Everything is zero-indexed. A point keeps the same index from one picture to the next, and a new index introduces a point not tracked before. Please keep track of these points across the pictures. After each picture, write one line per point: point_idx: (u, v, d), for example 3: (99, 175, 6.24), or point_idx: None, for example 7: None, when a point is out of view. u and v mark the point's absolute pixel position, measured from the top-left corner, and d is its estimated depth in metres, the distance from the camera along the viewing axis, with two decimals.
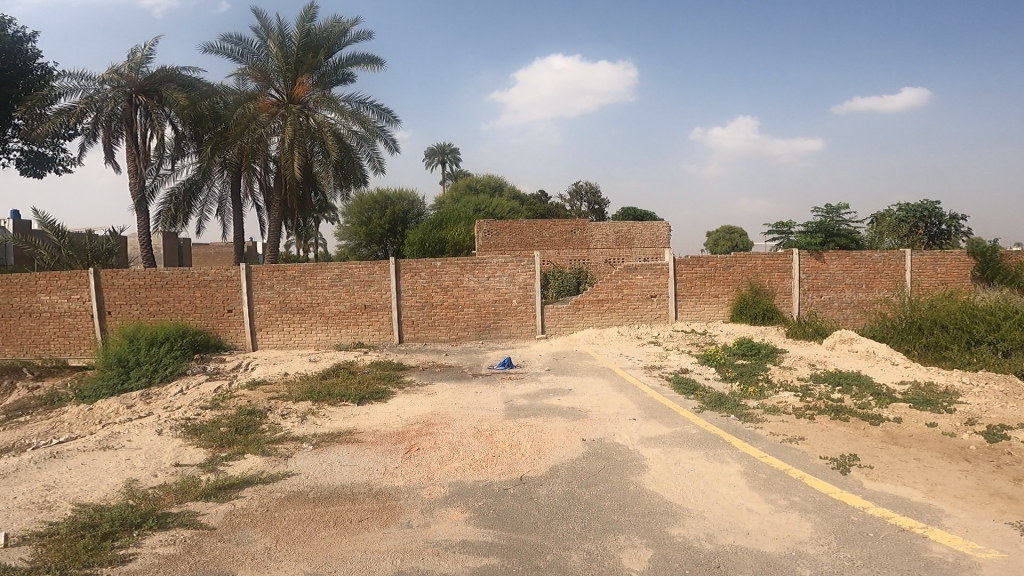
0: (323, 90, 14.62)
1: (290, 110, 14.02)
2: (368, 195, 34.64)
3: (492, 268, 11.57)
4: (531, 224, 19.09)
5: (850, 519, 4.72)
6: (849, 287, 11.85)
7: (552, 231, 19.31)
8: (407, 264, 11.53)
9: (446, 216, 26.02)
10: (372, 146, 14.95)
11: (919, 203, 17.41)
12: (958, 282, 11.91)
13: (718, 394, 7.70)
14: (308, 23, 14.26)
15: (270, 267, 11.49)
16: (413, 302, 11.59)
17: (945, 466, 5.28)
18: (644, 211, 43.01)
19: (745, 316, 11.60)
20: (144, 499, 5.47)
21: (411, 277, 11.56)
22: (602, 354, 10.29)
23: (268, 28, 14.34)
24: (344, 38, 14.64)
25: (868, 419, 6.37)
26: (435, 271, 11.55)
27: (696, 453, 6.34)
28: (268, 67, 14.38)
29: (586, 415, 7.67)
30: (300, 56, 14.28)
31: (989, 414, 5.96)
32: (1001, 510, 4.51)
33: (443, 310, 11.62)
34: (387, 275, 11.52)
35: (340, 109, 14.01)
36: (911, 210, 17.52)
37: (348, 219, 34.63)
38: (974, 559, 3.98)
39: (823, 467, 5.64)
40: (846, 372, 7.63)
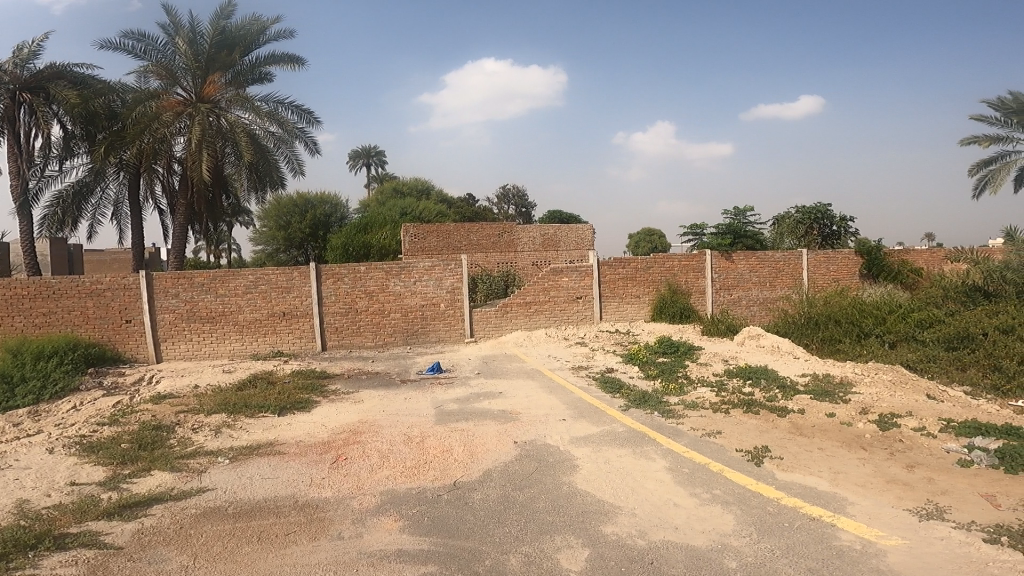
0: (237, 90, 13.59)
1: (198, 110, 12.90)
2: (286, 197, 32.74)
3: (418, 272, 11.40)
4: (458, 227, 18.99)
5: (767, 510, 5.24)
6: (756, 286, 12.76)
7: (478, 234, 19.26)
8: (329, 269, 11.11)
9: (369, 221, 24.95)
10: (291, 148, 14.22)
11: (814, 206, 18.81)
12: (849, 279, 13.22)
13: (642, 391, 8.07)
14: (223, 20, 13.13)
15: (174, 274, 10.69)
16: (336, 308, 11.18)
17: (846, 455, 5.90)
18: (570, 215, 44.25)
19: (665, 315, 12.16)
20: (38, 520, 5.01)
21: (334, 282, 11.13)
22: (532, 356, 10.46)
23: (178, 24, 13.18)
24: (265, 36, 13.61)
25: (776, 410, 6.95)
26: (359, 276, 11.19)
27: (624, 450, 6.70)
28: (175, 64, 13.21)
29: (517, 417, 7.84)
30: (212, 54, 13.16)
31: (880, 403, 6.67)
32: (898, 496, 5.07)
33: (369, 316, 11.30)
34: (308, 281, 11.02)
35: (255, 110, 13.09)
36: (807, 212, 18.90)
37: (264, 223, 32.68)
38: (880, 545, 4.41)
39: (740, 459, 6.19)
40: (755, 367, 8.22)
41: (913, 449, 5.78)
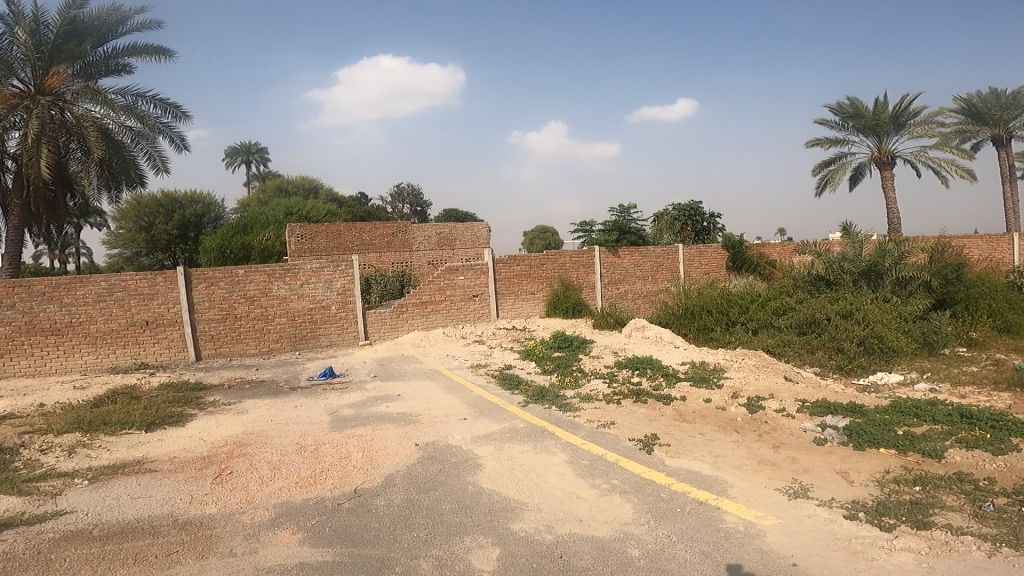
0: (86, 81, 12.02)
1: (37, 102, 11.19)
2: (148, 197, 29.28)
3: (305, 275, 10.94)
4: (350, 227, 18.96)
5: (661, 496, 5.71)
6: (639, 280, 13.62)
7: (372, 234, 19.61)
8: (200, 274, 10.33)
9: (248, 221, 22.97)
10: (153, 143, 13.03)
11: (689, 203, 20.22)
12: (718, 272, 14.57)
13: (540, 387, 8.64)
14: (74, 9, 11.57)
15: (7, 281, 9.27)
16: (211, 314, 10.41)
17: (723, 438, 6.63)
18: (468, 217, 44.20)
19: (558, 310, 12.57)
20: None
21: (207, 288, 10.35)
22: (430, 357, 10.55)
23: (18, 13, 11.44)
24: (124, 27, 12.15)
25: (662, 399, 7.68)
26: (237, 280, 10.52)
27: (526, 446, 6.96)
28: (7, 53, 11.39)
29: (417, 420, 7.88)
30: (58, 44, 11.53)
31: (747, 386, 7.54)
32: (769, 476, 5.80)
33: (250, 322, 10.67)
34: (174, 287, 10.13)
35: (109, 103, 11.65)
36: (683, 210, 20.28)
37: (121, 224, 29.01)
38: (759, 526, 4.99)
39: (633, 448, 6.68)
40: (642, 357, 8.92)
41: (777, 430, 6.65)
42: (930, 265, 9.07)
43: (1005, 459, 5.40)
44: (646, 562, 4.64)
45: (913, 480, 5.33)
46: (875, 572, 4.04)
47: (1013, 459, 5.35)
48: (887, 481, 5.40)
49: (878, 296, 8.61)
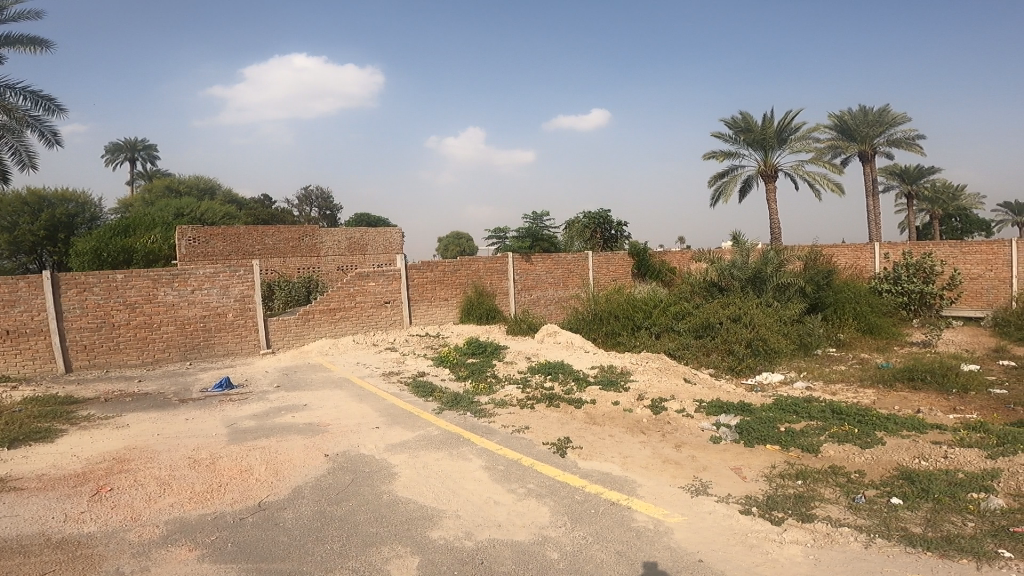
0: None
1: None
2: (11, 193, 26.31)
3: (197, 280, 10.37)
4: (252, 231, 19.11)
5: (576, 498, 5.97)
6: (551, 286, 14.12)
7: (277, 238, 19.81)
8: (71, 278, 9.48)
9: (131, 222, 21.43)
10: (21, 138, 11.61)
11: (598, 212, 20.95)
12: (624, 278, 15.37)
13: (455, 393, 8.89)
14: None
15: None
16: (84, 323, 9.58)
17: (630, 439, 7.12)
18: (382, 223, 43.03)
19: (472, 316, 12.77)
20: None
21: (79, 294, 9.53)
22: (338, 365, 10.37)
23: None
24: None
25: (573, 403, 8.21)
26: (114, 286, 9.76)
27: (441, 453, 7.04)
28: None
29: (326, 429, 7.72)
30: None
31: (651, 389, 8.22)
32: (673, 475, 6.27)
33: (132, 331, 9.93)
34: (39, 293, 9.23)
35: None
36: (592, 217, 21.00)
37: None
38: (667, 523, 5.37)
39: (547, 452, 6.98)
40: (553, 362, 9.52)
41: (678, 430, 7.24)
42: (805, 272, 10.09)
43: (870, 451, 6.21)
44: (565, 564, 4.78)
45: (796, 474, 6.01)
46: (770, 564, 4.52)
47: (876, 451, 6.15)
48: (774, 476, 6.04)
49: (762, 301, 9.46)
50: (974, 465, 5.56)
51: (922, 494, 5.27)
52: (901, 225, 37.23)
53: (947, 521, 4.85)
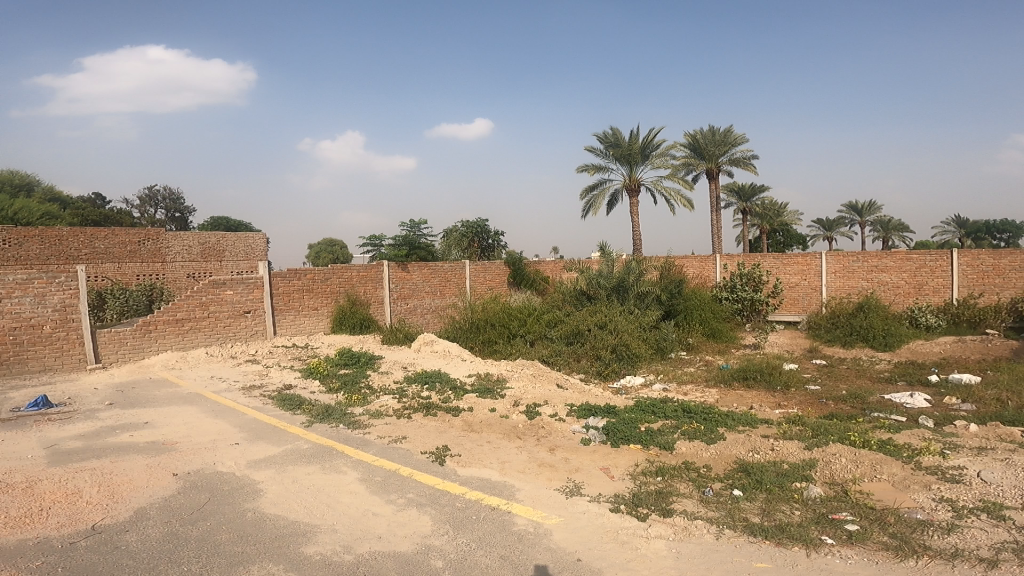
0: None
1: None
2: None
3: (4, 287, 9.07)
4: (78, 233, 17.01)
5: (456, 506, 6.02)
6: (428, 295, 14.04)
7: (109, 242, 17.74)
8: None
9: None
10: None
11: (477, 222, 21.34)
12: (499, 287, 15.67)
13: (325, 405, 8.60)
14: None
15: None
16: None
17: (507, 445, 7.39)
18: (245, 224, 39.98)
19: (344, 326, 12.36)
20: None
21: None
22: (189, 380, 9.52)
23: None
24: None
25: (451, 411, 8.37)
26: None
27: (311, 467, 6.76)
28: None
29: (173, 448, 7.10)
30: None
31: (525, 395, 8.62)
32: (549, 477, 6.59)
33: None
34: None
35: None
36: (470, 227, 21.33)
37: None
38: (546, 525, 5.62)
39: (425, 460, 7.00)
40: (430, 371, 9.65)
41: (552, 433, 7.62)
42: (660, 281, 11.06)
43: (715, 446, 6.96)
44: (451, 571, 4.83)
45: (656, 471, 6.59)
46: (640, 559, 4.93)
47: (720, 446, 6.92)
48: (639, 474, 6.57)
49: (625, 308, 10.23)
50: (796, 455, 6.45)
51: (758, 485, 6.03)
52: (738, 238, 41.49)
53: (780, 510, 5.59)
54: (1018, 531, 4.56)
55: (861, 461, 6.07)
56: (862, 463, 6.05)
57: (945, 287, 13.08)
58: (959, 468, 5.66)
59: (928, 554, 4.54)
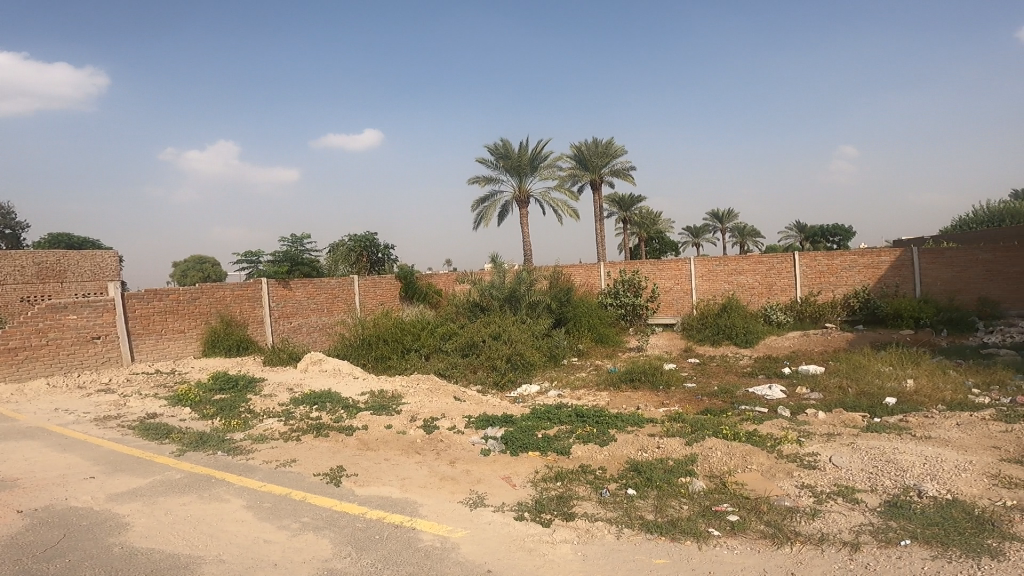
0: None
1: None
2: None
3: None
4: None
5: (357, 526, 5.77)
6: (313, 312, 13.34)
7: None
8: None
9: None
10: None
11: (365, 235, 20.56)
12: (391, 302, 15.30)
13: (199, 433, 7.95)
14: None
15: None
16: None
17: (407, 461, 7.31)
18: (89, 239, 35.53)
19: (217, 349, 11.42)
20: None
21: None
22: (27, 414, 8.31)
23: None
24: None
25: (344, 430, 8.12)
26: None
27: (188, 497, 6.20)
28: None
29: (15, 484, 6.25)
30: None
31: (422, 409, 8.61)
32: (451, 491, 6.61)
33: None
34: None
35: None
36: (359, 241, 20.45)
37: None
38: (453, 539, 5.59)
39: (319, 482, 6.72)
40: (319, 391, 9.32)
41: (451, 446, 7.65)
42: (551, 290, 11.55)
43: (606, 448, 7.38)
44: None
45: (555, 476, 6.86)
46: (548, 566, 5.10)
47: (612, 447, 7.36)
48: (539, 480, 6.81)
49: (518, 318, 10.61)
50: (679, 451, 7.03)
51: (649, 483, 6.51)
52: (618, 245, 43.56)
53: (670, 505, 6.08)
54: (866, 512, 5.36)
55: (734, 453, 6.76)
56: (735, 455, 6.74)
57: (790, 287, 14.57)
58: (813, 455, 6.48)
59: (799, 539, 5.21)
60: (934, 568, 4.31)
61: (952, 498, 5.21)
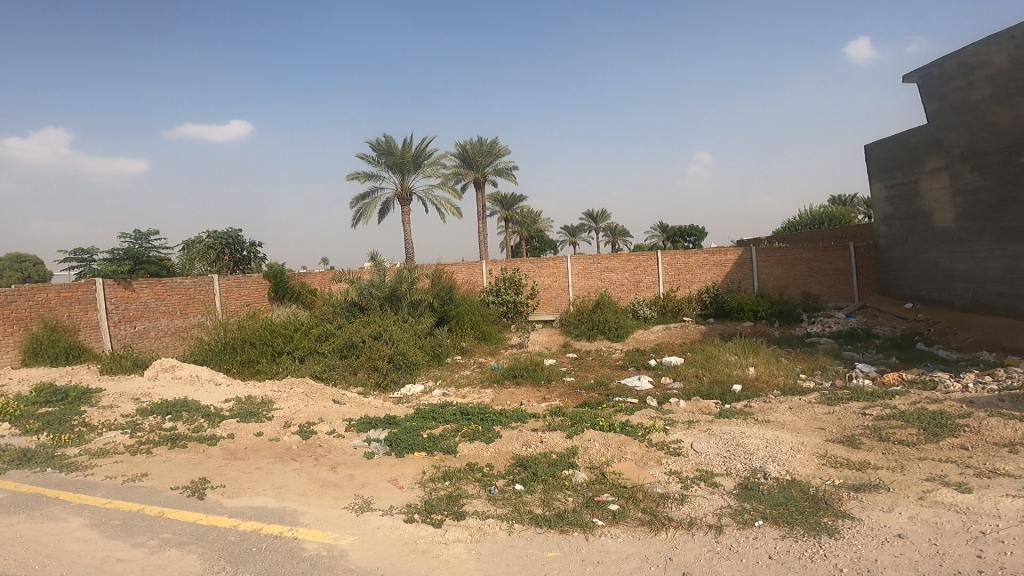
0: None
1: None
2: None
3: None
4: None
5: (230, 539, 5.27)
6: (163, 315, 11.86)
7: None
8: None
9: None
10: None
11: (226, 232, 18.73)
12: (259, 302, 14.04)
13: (22, 449, 6.90)
14: None
15: None
16: None
17: (282, 468, 6.91)
18: None
19: (41, 358, 9.83)
20: None
21: None
22: None
23: None
24: None
25: (205, 440, 7.48)
26: None
27: (14, 519, 5.39)
28: None
29: None
30: None
31: (297, 415, 8.28)
32: (335, 497, 6.30)
33: None
34: None
35: None
36: (218, 238, 18.55)
37: None
38: (340, 547, 5.25)
39: (179, 496, 6.11)
40: (171, 401, 8.56)
41: (332, 451, 7.38)
42: (433, 289, 12.13)
43: (493, 445, 7.60)
44: None
45: (443, 476, 6.88)
46: (445, 566, 4.97)
47: (498, 444, 7.60)
48: (427, 481, 6.76)
49: (400, 317, 11.01)
50: (561, 445, 7.44)
51: (534, 477, 6.75)
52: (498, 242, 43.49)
53: (556, 498, 6.32)
54: (726, 495, 6.00)
55: (610, 444, 7.32)
56: (611, 446, 7.28)
57: (655, 283, 15.95)
58: (677, 442, 7.25)
59: (673, 524, 5.59)
60: (786, 549, 4.80)
61: (789, 479, 6.09)
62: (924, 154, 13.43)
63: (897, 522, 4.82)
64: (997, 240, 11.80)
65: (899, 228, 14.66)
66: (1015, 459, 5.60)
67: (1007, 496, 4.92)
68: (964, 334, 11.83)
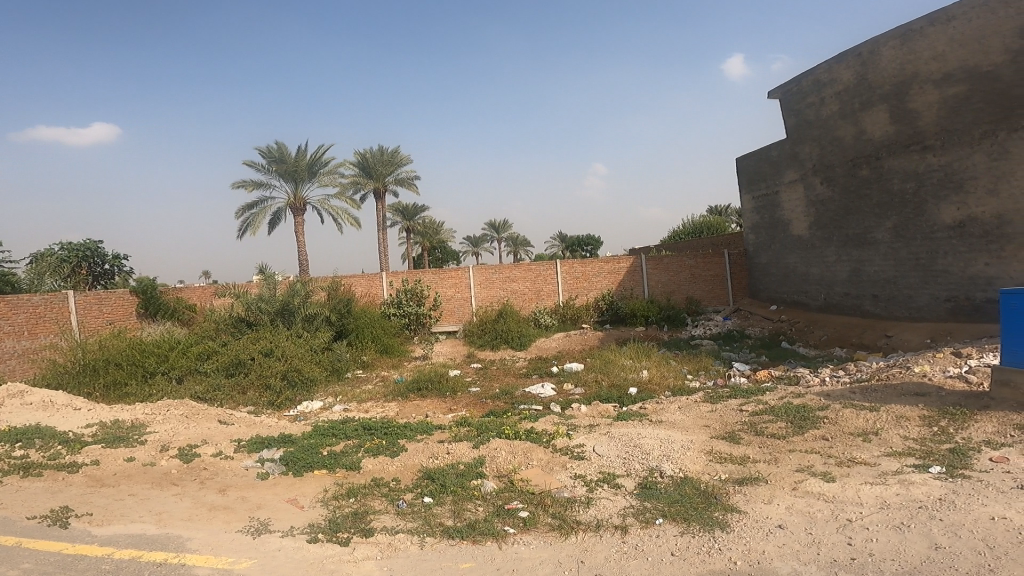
0: None
1: None
2: None
3: None
4: None
5: (102, 568, 4.72)
6: (7, 336, 10.56)
7: None
8: None
9: None
10: None
11: (83, 243, 16.83)
12: (125, 320, 12.63)
13: None
14: None
15: None
16: None
17: (160, 494, 6.24)
18: None
19: None
20: None
21: None
22: None
23: None
24: None
25: (64, 467, 6.68)
26: None
27: None
28: None
29: None
30: None
31: (176, 438, 7.62)
32: (226, 520, 5.72)
33: None
34: None
35: None
36: (73, 249, 16.64)
37: None
38: (235, 571, 4.76)
39: (37, 525, 5.43)
40: (21, 428, 7.57)
41: (219, 474, 6.82)
42: (330, 302, 11.83)
43: (398, 458, 7.42)
44: None
45: (347, 493, 6.48)
46: None
47: (402, 457, 7.41)
48: (330, 500, 6.32)
49: (293, 332, 10.66)
50: (468, 455, 7.40)
51: (444, 489, 6.55)
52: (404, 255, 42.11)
53: (467, 509, 6.13)
54: (627, 496, 6.19)
55: (516, 452, 7.38)
56: (517, 453, 7.35)
57: (555, 291, 16.58)
58: (581, 446, 7.52)
59: (582, 528, 5.61)
60: (686, 545, 5.03)
61: (683, 476, 6.46)
62: (783, 167, 14.96)
63: (777, 514, 5.37)
64: (843, 246, 13.44)
65: (763, 236, 16.24)
66: (869, 448, 6.45)
67: (865, 483, 5.69)
68: (819, 333, 13.52)
